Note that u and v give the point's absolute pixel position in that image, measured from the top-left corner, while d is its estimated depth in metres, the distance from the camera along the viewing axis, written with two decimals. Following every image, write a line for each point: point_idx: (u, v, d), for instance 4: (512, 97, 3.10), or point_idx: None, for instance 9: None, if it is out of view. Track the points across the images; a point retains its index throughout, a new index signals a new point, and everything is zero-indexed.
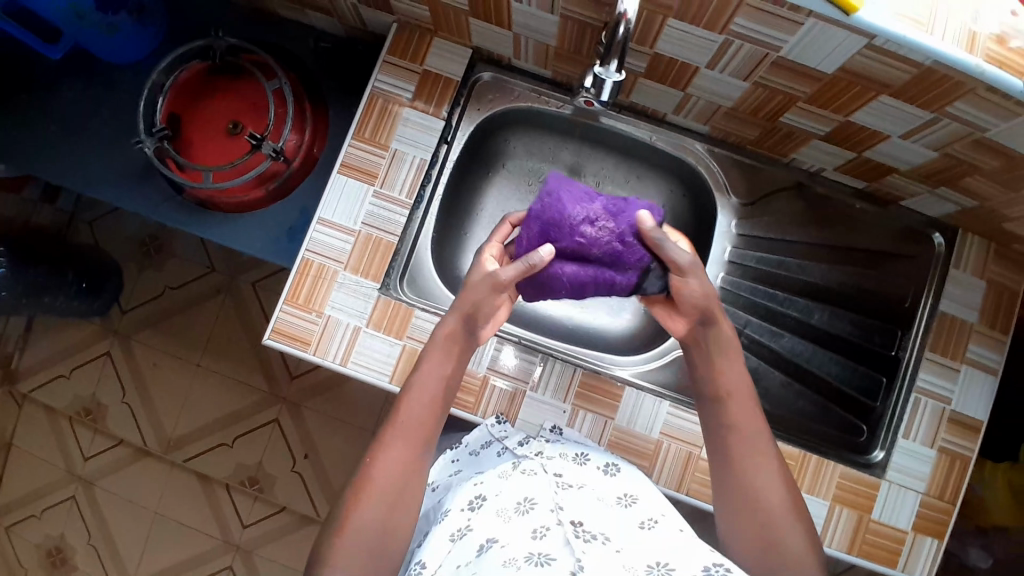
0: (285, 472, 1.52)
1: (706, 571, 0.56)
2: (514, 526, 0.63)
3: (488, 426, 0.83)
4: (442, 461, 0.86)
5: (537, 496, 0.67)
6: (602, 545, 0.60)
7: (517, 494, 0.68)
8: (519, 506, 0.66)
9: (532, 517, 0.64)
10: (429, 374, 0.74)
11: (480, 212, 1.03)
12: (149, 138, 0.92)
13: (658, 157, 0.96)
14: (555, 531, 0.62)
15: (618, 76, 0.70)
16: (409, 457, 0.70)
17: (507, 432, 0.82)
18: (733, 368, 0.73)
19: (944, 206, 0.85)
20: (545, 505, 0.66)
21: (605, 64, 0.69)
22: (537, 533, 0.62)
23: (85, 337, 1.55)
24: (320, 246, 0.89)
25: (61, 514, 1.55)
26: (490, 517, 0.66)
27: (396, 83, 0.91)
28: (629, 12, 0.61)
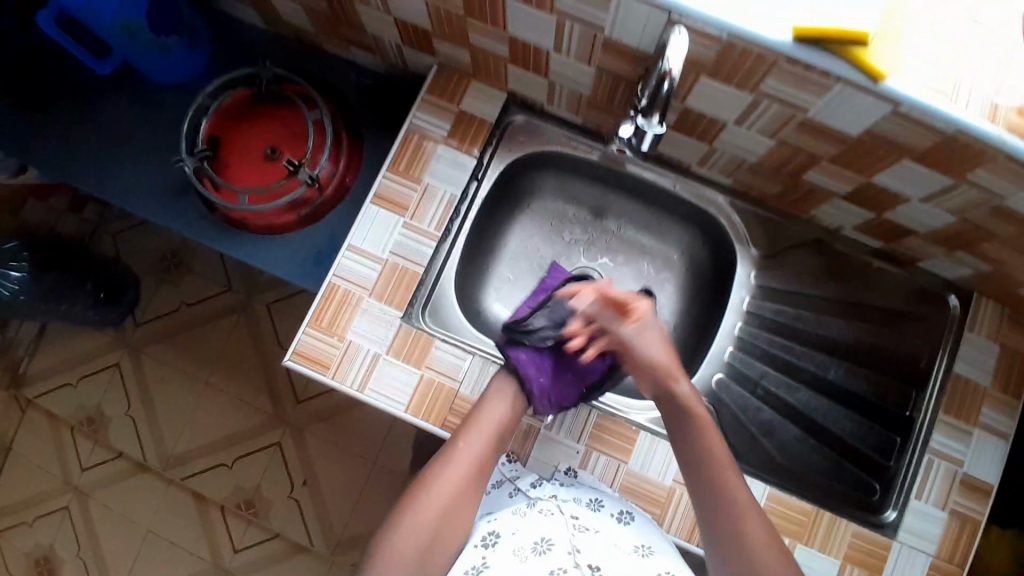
0: (282, 498, 1.50)
1: None
2: (533, 568, 0.74)
3: (501, 465, 0.88)
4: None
5: (552, 537, 0.77)
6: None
7: (534, 534, 0.77)
8: (537, 546, 0.76)
9: (550, 559, 0.75)
10: (492, 411, 0.82)
11: (505, 248, 1.05)
12: (190, 159, 0.97)
13: (680, 207, 0.99)
14: (571, 572, 0.73)
15: (659, 128, 0.73)
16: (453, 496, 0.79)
17: (518, 473, 0.86)
18: None
19: (960, 271, 0.87)
20: (560, 546, 0.76)
21: (647, 117, 0.73)
22: (554, 574, 0.73)
23: (96, 347, 1.55)
24: (348, 272, 0.91)
25: (51, 525, 1.52)
26: (508, 555, 0.76)
27: (432, 120, 0.95)
28: (675, 71, 0.65)
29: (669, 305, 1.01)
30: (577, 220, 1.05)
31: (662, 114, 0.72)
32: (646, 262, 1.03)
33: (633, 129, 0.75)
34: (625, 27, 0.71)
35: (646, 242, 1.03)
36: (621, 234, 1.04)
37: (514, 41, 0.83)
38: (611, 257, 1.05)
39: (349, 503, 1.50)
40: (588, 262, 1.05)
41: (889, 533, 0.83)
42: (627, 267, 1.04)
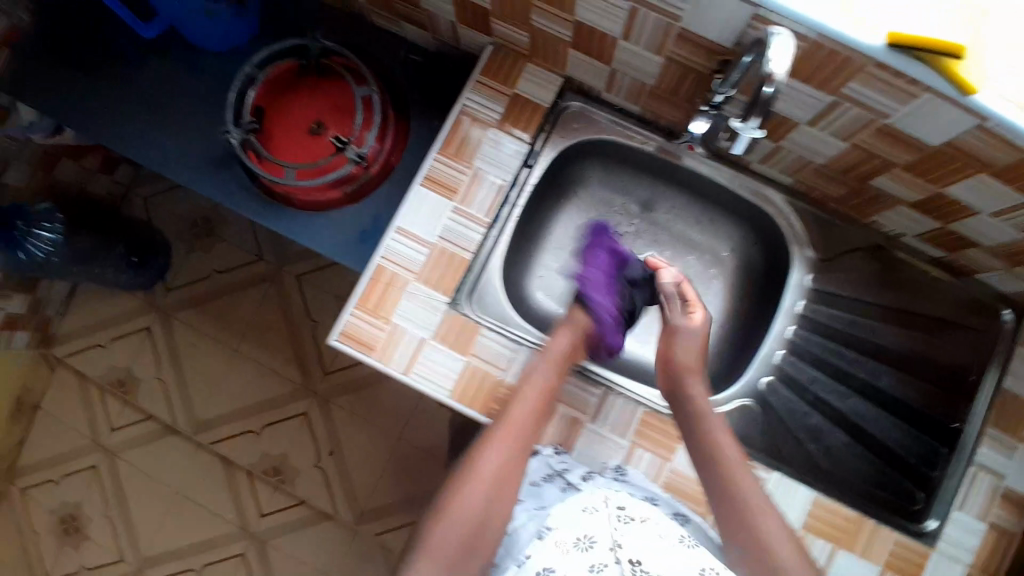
0: (308, 467, 1.53)
1: None
2: (571, 564, 0.67)
3: (548, 457, 0.85)
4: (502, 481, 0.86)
5: (595, 533, 0.69)
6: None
7: (575, 530, 0.70)
8: (578, 543, 0.69)
9: (592, 555, 0.67)
10: (535, 381, 0.84)
11: (550, 237, 1.03)
12: (237, 129, 0.94)
13: (734, 204, 0.96)
14: (612, 569, 0.66)
15: (757, 133, 0.69)
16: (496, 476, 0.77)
17: (567, 465, 0.83)
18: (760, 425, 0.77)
19: (1018, 286, 0.86)
20: (604, 542, 0.68)
21: (745, 120, 0.69)
22: (594, 569, 0.66)
23: (127, 310, 1.56)
24: (396, 254, 0.90)
25: (81, 481, 1.56)
26: (550, 547, 0.69)
27: (486, 103, 0.93)
28: (778, 74, 0.60)
29: (715, 303, 1.00)
30: (625, 211, 1.03)
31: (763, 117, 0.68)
32: (693, 257, 1.02)
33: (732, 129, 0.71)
34: (705, 20, 0.68)
35: (697, 237, 1.01)
36: (669, 227, 1.02)
37: (580, 25, 0.80)
38: (659, 251, 1.03)
39: (373, 474, 1.52)
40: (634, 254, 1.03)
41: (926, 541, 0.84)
42: (674, 262, 1.03)
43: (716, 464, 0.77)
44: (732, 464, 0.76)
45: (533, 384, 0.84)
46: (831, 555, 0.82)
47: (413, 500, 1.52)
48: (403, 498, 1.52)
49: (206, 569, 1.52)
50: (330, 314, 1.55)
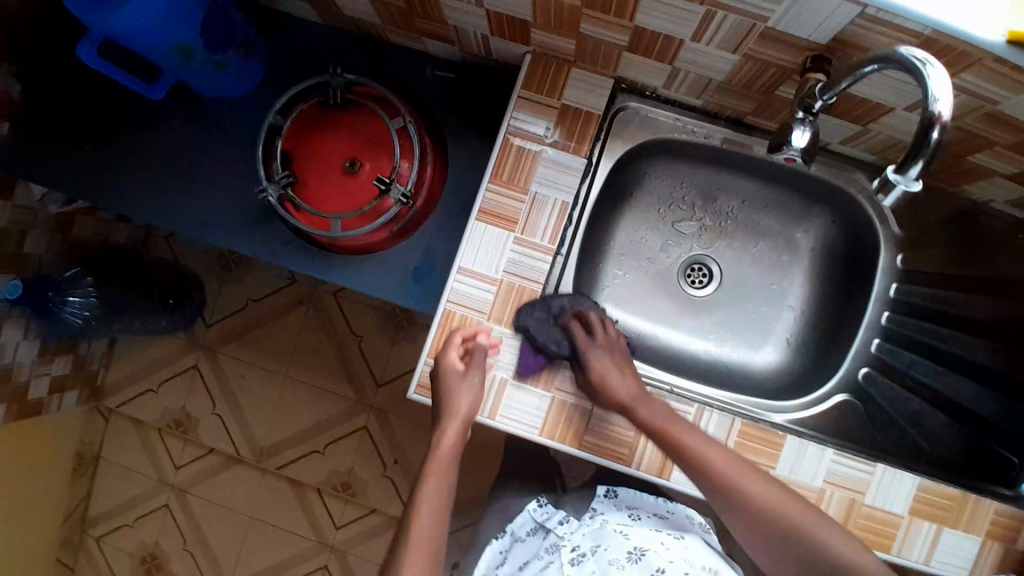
0: (376, 477, 1.54)
1: None
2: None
3: (532, 511, 0.96)
4: (491, 546, 0.95)
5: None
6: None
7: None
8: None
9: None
10: (463, 390, 0.81)
11: (612, 245, 0.97)
12: (273, 186, 0.89)
13: (807, 185, 0.91)
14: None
15: (916, 183, 0.57)
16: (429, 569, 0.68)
17: (548, 514, 0.95)
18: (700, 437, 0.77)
19: None
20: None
21: (902, 170, 0.57)
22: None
23: (170, 351, 1.55)
24: (463, 296, 0.85)
25: (155, 521, 1.59)
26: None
27: (533, 119, 0.85)
28: (945, 114, 0.53)
29: (795, 290, 0.96)
30: (685, 205, 0.97)
31: (925, 168, 0.56)
32: (765, 244, 0.97)
33: (880, 179, 0.59)
34: (796, 20, 0.62)
35: (766, 221, 0.96)
36: (734, 214, 0.97)
37: (638, 31, 0.72)
38: (728, 241, 0.98)
39: None
40: (702, 249, 0.99)
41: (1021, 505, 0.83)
42: (744, 251, 0.98)
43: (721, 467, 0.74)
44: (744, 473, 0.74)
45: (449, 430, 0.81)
46: (937, 534, 0.82)
47: None
48: None
49: None
50: (373, 327, 1.51)
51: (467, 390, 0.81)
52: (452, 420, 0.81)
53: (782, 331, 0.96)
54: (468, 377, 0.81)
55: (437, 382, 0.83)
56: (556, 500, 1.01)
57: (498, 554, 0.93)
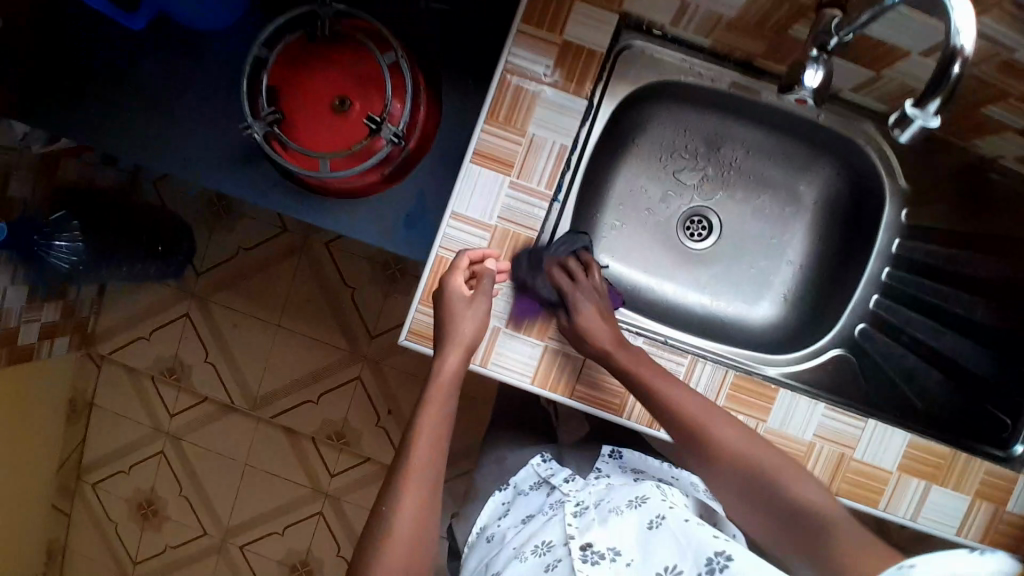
0: (369, 427, 1.54)
1: (709, 561, 0.66)
2: (530, 568, 0.74)
3: (535, 465, 0.98)
4: (494, 499, 0.97)
5: (551, 537, 0.77)
6: (612, 561, 0.71)
7: (536, 538, 0.78)
8: (536, 548, 0.77)
9: (548, 555, 0.75)
10: (469, 317, 0.77)
11: (610, 195, 0.95)
12: (258, 123, 0.85)
13: (814, 133, 0.88)
14: (565, 561, 0.73)
15: (934, 119, 0.54)
16: (427, 499, 0.66)
17: (551, 469, 0.96)
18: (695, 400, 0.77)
19: None
20: (557, 542, 0.76)
21: (922, 104, 0.54)
22: (549, 566, 0.73)
23: (161, 299, 1.53)
24: (455, 242, 0.83)
25: (151, 467, 1.60)
26: (513, 566, 0.76)
27: (534, 58, 0.81)
28: (968, 47, 0.50)
29: (796, 245, 0.94)
30: (688, 153, 0.94)
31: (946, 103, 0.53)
32: (768, 196, 0.95)
33: (897, 115, 0.56)
34: None
35: (771, 172, 0.93)
36: (738, 164, 0.94)
37: None
38: (730, 193, 0.95)
39: None
40: (703, 201, 0.96)
41: (1013, 466, 0.83)
42: (747, 203, 0.95)
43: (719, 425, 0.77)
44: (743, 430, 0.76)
45: (450, 358, 0.74)
46: (925, 491, 0.82)
47: None
48: None
49: (288, 530, 1.60)
50: (366, 280, 1.48)
51: (473, 316, 0.77)
52: (456, 346, 0.75)
53: (780, 285, 0.94)
54: (475, 304, 0.77)
55: (439, 306, 0.78)
56: (559, 456, 1.01)
57: (500, 506, 0.95)
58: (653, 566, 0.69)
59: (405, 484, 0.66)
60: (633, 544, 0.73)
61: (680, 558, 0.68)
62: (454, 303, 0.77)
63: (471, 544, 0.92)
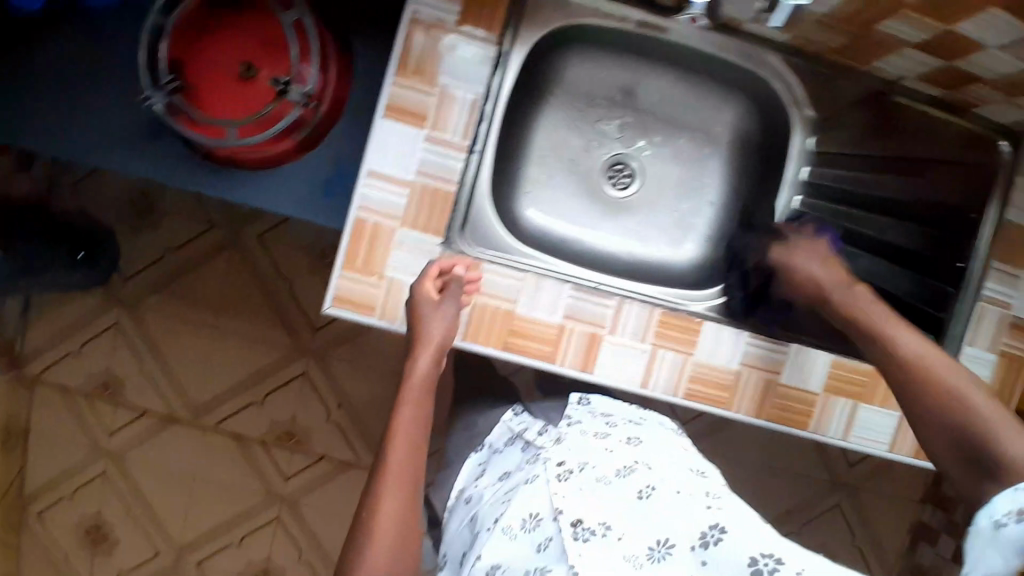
0: (320, 423, 1.50)
1: (704, 534, 0.66)
2: (520, 548, 0.71)
3: (509, 421, 0.97)
4: (471, 459, 0.96)
5: (539, 509, 0.73)
6: (604, 537, 0.68)
7: (523, 509, 0.74)
8: (524, 522, 0.73)
9: (538, 532, 0.72)
10: (439, 317, 0.79)
11: (532, 149, 0.95)
12: (157, 93, 0.82)
13: (722, 70, 0.90)
14: (556, 539, 0.69)
15: None
16: (408, 496, 0.69)
17: (525, 424, 0.94)
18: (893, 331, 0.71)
19: (1017, 114, 0.83)
20: (547, 515, 0.72)
21: None
22: (541, 546, 0.70)
23: (88, 311, 1.45)
24: (374, 202, 0.82)
25: (95, 490, 1.52)
26: (499, 540, 0.73)
27: (439, 6, 0.80)
28: None
29: (712, 184, 0.97)
30: (605, 102, 0.95)
31: None
32: (686, 138, 0.96)
33: None
34: None
35: (685, 116, 0.95)
36: (655, 109, 0.95)
37: None
38: (650, 139, 0.96)
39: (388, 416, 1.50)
40: (625, 148, 0.97)
41: None
42: (666, 147, 0.96)
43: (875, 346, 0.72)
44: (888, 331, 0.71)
45: (423, 358, 0.78)
46: (852, 411, 0.87)
47: None
48: None
49: (246, 539, 1.54)
50: (303, 271, 1.45)
51: (441, 318, 0.79)
52: (427, 347, 0.79)
53: (701, 225, 0.97)
54: (442, 306, 0.80)
55: (410, 312, 0.80)
56: (530, 409, 1.00)
57: (477, 466, 0.94)
58: (647, 541, 0.67)
59: (385, 482, 0.69)
60: (623, 516, 0.70)
61: (672, 531, 0.67)
62: (417, 304, 0.79)
63: (451, 508, 0.91)
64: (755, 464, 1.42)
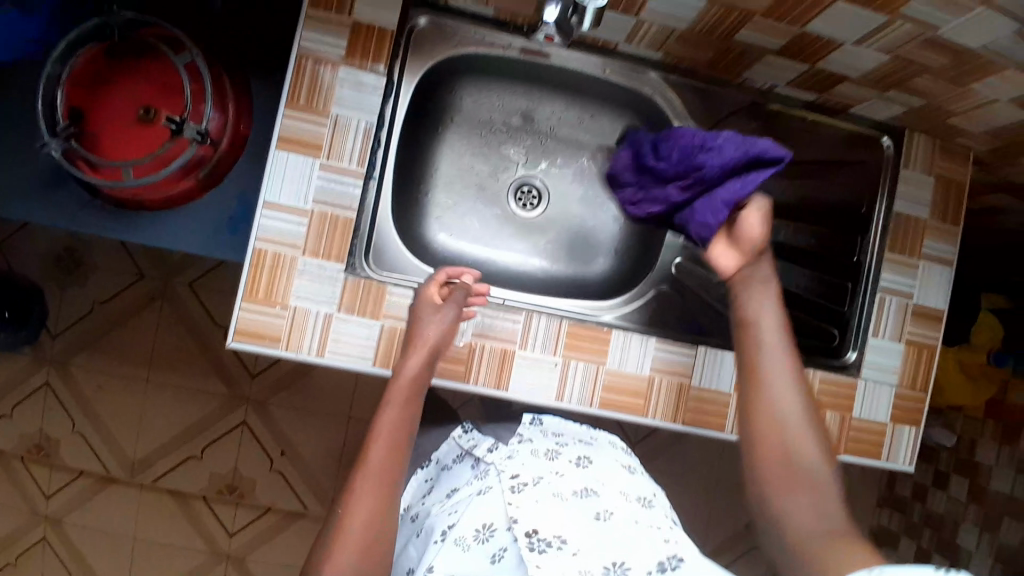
0: (264, 474, 1.45)
1: (660, 564, 0.65)
2: (472, 558, 0.67)
3: (456, 438, 0.91)
4: (416, 478, 0.93)
5: (494, 520, 0.70)
6: (560, 551, 0.65)
7: (475, 519, 0.70)
8: (478, 533, 0.69)
9: (491, 543, 0.68)
10: (432, 324, 0.80)
11: (435, 174, 0.96)
12: (54, 139, 0.81)
13: (611, 91, 0.94)
14: (512, 549, 0.67)
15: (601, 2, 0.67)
16: (380, 499, 0.68)
17: (473, 441, 0.88)
18: (764, 339, 0.74)
19: (892, 108, 0.87)
20: (502, 526, 0.69)
21: None
22: (495, 557, 0.67)
23: (17, 371, 1.41)
24: (272, 231, 0.82)
25: (32, 558, 1.46)
26: (450, 550, 0.68)
27: (325, 40, 0.82)
28: None
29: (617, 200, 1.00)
30: (505, 126, 0.98)
31: None
32: (585, 159, 1.00)
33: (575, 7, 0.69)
34: None
35: (582, 137, 0.99)
36: (554, 131, 0.99)
37: None
38: (551, 160, 1.00)
39: (334, 461, 1.46)
40: (527, 170, 1.00)
41: (849, 371, 0.90)
42: (568, 167, 1.00)
43: (750, 344, 0.74)
44: (768, 335, 0.73)
45: (411, 363, 0.78)
46: None
47: None
48: None
49: None
50: None
51: (433, 321, 0.80)
52: (419, 349, 0.79)
53: (608, 239, 1.00)
54: (441, 311, 0.80)
55: (411, 314, 0.82)
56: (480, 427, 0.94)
57: (422, 483, 0.91)
58: (602, 560, 0.65)
59: (363, 484, 0.69)
60: (579, 532, 0.68)
61: (629, 555, 0.65)
62: (421, 307, 0.81)
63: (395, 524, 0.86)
64: (709, 479, 1.40)
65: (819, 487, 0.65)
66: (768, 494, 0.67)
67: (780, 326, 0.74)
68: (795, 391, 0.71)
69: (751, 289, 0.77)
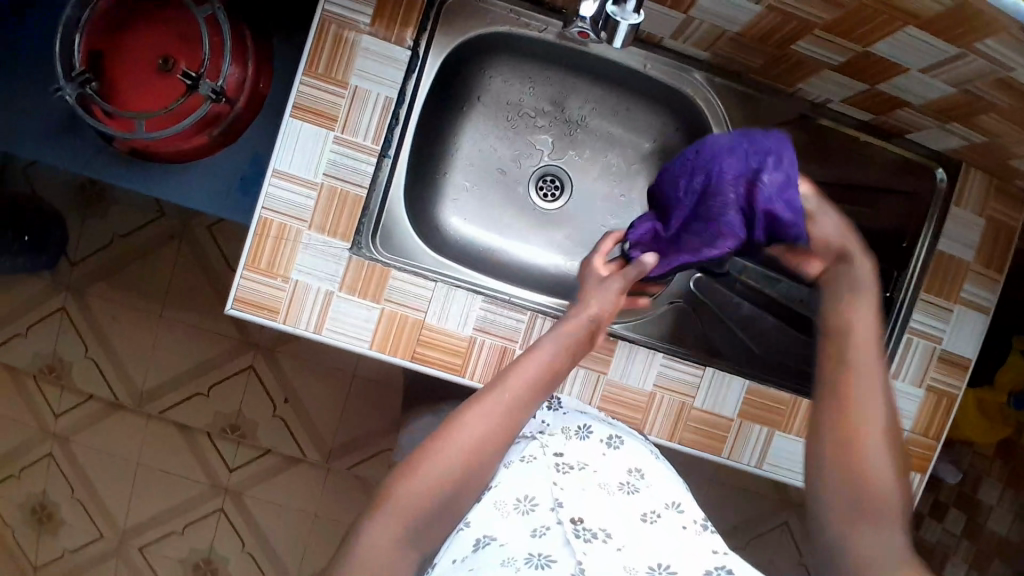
0: (266, 418, 1.48)
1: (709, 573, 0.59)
2: (509, 524, 0.63)
3: None
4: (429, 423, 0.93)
5: (536, 494, 0.66)
6: (603, 544, 0.61)
7: (516, 489, 0.66)
8: (519, 503, 0.65)
9: (533, 517, 0.64)
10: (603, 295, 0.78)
11: (457, 154, 0.93)
12: (70, 85, 0.78)
13: (650, 87, 0.88)
14: (556, 531, 0.62)
15: (634, 18, 0.66)
16: (498, 425, 0.64)
17: None
18: (856, 338, 0.68)
19: (950, 140, 0.79)
20: (545, 503, 0.65)
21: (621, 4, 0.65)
22: (537, 532, 0.62)
23: (35, 293, 1.44)
24: (278, 202, 0.79)
25: (40, 471, 1.52)
26: (487, 510, 0.64)
27: (351, 5, 0.77)
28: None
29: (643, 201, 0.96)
30: (536, 112, 0.93)
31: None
32: (615, 154, 0.95)
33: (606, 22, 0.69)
34: None
35: (614, 130, 0.94)
36: (585, 122, 0.94)
37: None
38: (579, 151, 0.95)
39: (334, 415, 1.48)
40: (552, 159, 0.96)
41: None
42: (595, 161, 0.95)
43: (835, 349, 0.69)
44: (861, 340, 0.68)
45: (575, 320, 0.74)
46: (768, 439, 0.85)
47: (381, 431, 1.50)
48: (367, 431, 1.49)
49: (189, 527, 1.53)
50: None
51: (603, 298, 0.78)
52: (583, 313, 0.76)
53: None
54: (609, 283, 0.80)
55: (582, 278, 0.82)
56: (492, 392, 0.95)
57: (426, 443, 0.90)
58: (649, 559, 0.60)
59: (480, 407, 0.65)
60: (621, 527, 0.64)
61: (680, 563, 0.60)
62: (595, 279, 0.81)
63: None
64: (703, 478, 1.39)
65: (889, 504, 0.61)
66: (834, 511, 0.62)
67: (874, 332, 0.68)
68: (879, 403, 0.64)
69: (841, 293, 0.72)
